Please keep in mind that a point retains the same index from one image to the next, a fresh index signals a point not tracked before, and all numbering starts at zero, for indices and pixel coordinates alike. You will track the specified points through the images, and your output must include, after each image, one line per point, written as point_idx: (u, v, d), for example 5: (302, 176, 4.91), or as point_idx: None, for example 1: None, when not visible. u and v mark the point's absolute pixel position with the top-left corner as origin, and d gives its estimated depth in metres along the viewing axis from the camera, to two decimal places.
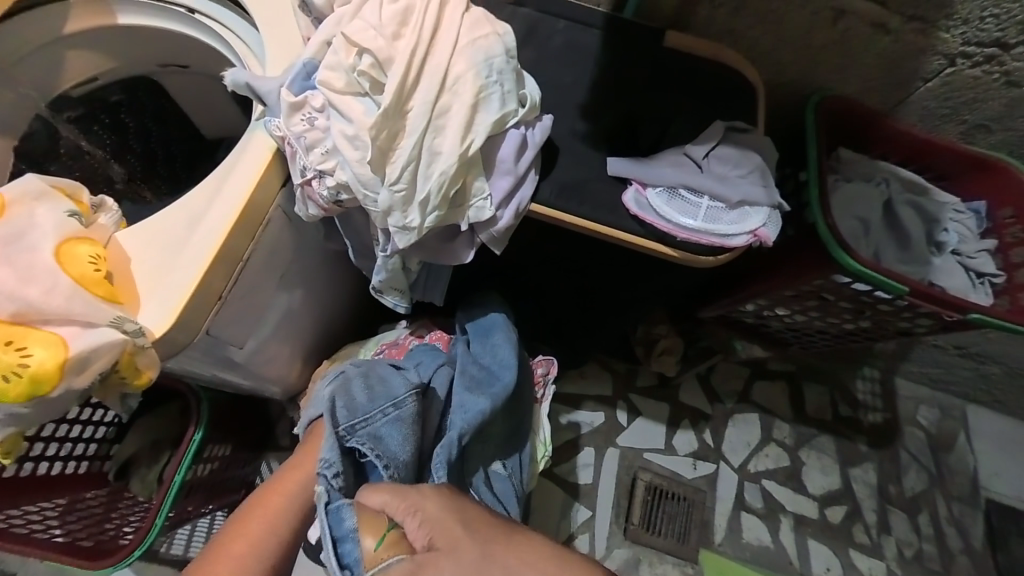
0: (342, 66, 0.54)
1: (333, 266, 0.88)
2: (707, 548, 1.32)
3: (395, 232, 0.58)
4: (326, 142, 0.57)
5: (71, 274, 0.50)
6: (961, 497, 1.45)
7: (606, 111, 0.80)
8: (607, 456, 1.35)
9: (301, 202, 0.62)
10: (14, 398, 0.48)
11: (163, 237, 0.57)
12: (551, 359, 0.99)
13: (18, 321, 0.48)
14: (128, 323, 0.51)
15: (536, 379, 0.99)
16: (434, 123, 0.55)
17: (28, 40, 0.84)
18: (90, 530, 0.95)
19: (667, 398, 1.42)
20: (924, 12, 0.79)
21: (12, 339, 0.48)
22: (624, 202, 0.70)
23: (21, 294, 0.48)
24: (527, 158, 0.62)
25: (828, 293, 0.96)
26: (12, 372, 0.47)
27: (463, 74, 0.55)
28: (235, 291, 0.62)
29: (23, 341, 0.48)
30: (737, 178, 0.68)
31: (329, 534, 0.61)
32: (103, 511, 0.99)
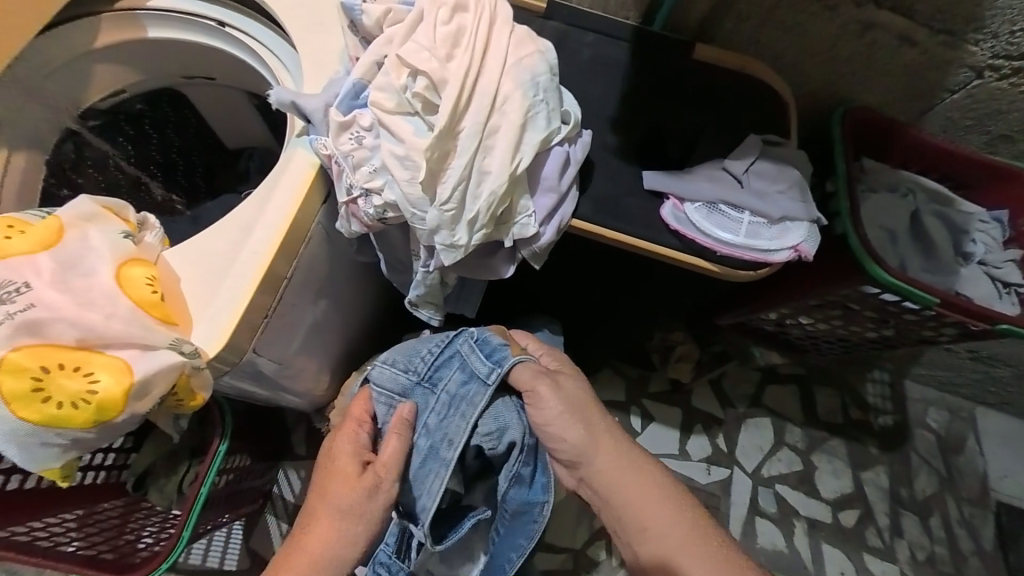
0: (392, 87, 0.54)
1: (361, 277, 0.88)
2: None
3: (441, 249, 0.58)
4: (373, 161, 0.57)
5: (131, 298, 0.50)
6: (971, 498, 1.45)
7: (636, 123, 0.79)
8: None
9: (343, 219, 0.62)
10: (82, 424, 0.49)
11: (211, 256, 0.58)
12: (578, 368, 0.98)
13: (80, 346, 0.48)
14: (185, 345, 0.52)
15: None
16: (484, 143, 0.55)
17: (53, 56, 0.81)
18: (109, 540, 0.94)
19: (680, 403, 1.42)
20: (953, 25, 0.80)
21: (75, 364, 0.48)
22: (662, 216, 0.70)
23: (83, 320, 0.48)
24: (569, 175, 0.62)
25: (853, 302, 0.97)
26: (81, 400, 0.48)
27: (511, 93, 0.55)
28: (278, 308, 0.62)
29: (87, 367, 0.48)
30: (775, 194, 0.69)
31: (477, 353, 0.69)
32: (119, 521, 0.97)
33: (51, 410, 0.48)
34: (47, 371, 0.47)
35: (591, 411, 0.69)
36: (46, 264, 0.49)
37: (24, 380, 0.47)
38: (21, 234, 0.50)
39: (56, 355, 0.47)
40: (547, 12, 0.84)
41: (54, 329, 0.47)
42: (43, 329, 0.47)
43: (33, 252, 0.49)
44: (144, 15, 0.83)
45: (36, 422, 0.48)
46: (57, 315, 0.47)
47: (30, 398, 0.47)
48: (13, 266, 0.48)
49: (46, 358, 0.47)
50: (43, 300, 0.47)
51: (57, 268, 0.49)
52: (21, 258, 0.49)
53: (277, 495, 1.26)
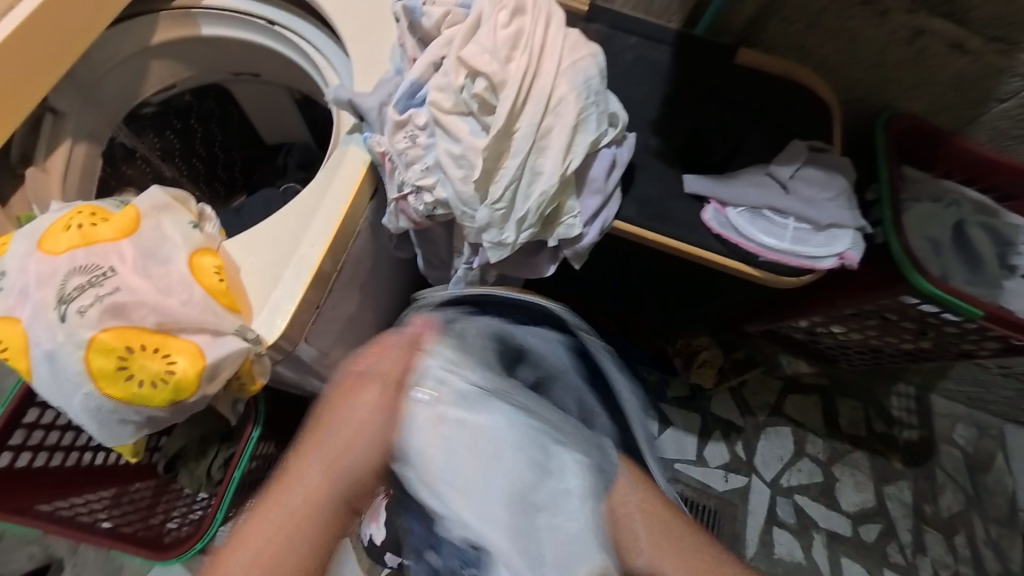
0: (452, 88, 0.55)
1: (397, 273, 0.90)
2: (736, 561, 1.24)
3: (489, 248, 0.59)
4: (426, 159, 0.59)
5: (202, 285, 0.53)
6: (998, 519, 1.42)
7: (679, 127, 0.79)
8: None
9: (391, 215, 0.64)
10: (160, 404, 0.51)
11: (268, 249, 0.60)
12: None
13: (158, 329, 0.50)
14: (249, 333, 0.54)
15: None
16: (538, 144, 0.56)
17: (113, 52, 0.84)
18: (143, 517, 0.95)
19: (700, 408, 1.40)
20: (1009, 33, 0.78)
21: (154, 346, 0.50)
22: (705, 220, 0.70)
23: (162, 305, 0.50)
24: (616, 177, 0.63)
25: (890, 312, 0.95)
26: (159, 381, 0.50)
27: (566, 96, 0.56)
28: (328, 300, 0.64)
29: (165, 349, 0.50)
30: (823, 202, 0.69)
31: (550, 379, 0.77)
32: (152, 501, 0.98)
33: (133, 389, 0.50)
34: (131, 352, 0.49)
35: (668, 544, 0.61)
36: (129, 251, 0.52)
37: (110, 360, 0.49)
38: (105, 222, 0.53)
39: (138, 337, 0.49)
40: (590, 15, 0.85)
41: (138, 313, 0.50)
42: (129, 313, 0.49)
43: (114, 239, 0.52)
44: (200, 13, 0.86)
45: (118, 399, 0.50)
46: (140, 300, 0.50)
47: (114, 377, 0.49)
48: (101, 251, 0.51)
49: (130, 339, 0.49)
50: (127, 285, 0.50)
51: (137, 254, 0.52)
52: (105, 244, 0.51)
53: None
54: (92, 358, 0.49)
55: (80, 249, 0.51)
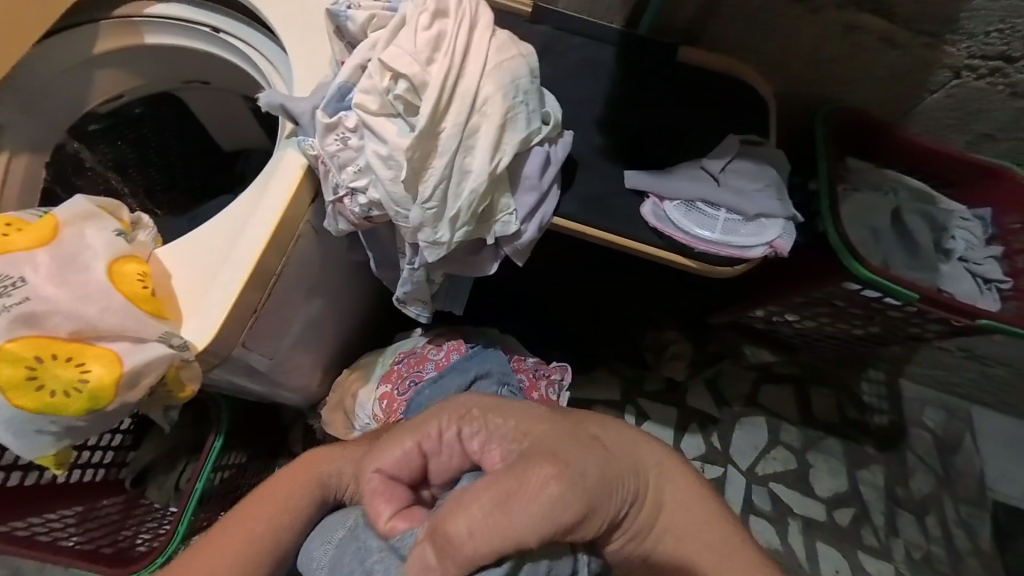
0: (376, 90, 0.56)
1: (354, 276, 0.90)
2: None
3: (425, 247, 0.60)
4: (359, 161, 0.59)
5: (124, 292, 0.52)
6: (968, 498, 1.46)
7: (622, 124, 0.81)
8: None
9: (331, 218, 0.65)
10: (74, 412, 0.51)
11: (202, 255, 0.60)
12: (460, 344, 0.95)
13: (73, 338, 0.50)
14: (175, 339, 0.54)
15: (439, 360, 0.92)
16: (465, 143, 0.57)
17: (53, 64, 0.83)
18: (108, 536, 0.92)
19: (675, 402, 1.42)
20: (932, 27, 0.81)
21: (68, 355, 0.50)
22: (643, 214, 0.72)
23: (78, 313, 0.50)
24: (551, 174, 0.64)
25: (840, 299, 0.98)
26: (74, 389, 0.50)
27: (492, 95, 0.57)
28: (268, 303, 0.64)
29: (78, 356, 0.50)
30: (753, 192, 0.71)
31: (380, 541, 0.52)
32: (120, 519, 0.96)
33: (45, 398, 0.50)
34: (41, 361, 0.49)
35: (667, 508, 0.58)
36: (44, 261, 0.51)
37: (18, 369, 0.49)
38: (20, 232, 0.52)
39: (49, 346, 0.49)
40: (535, 16, 0.86)
41: (51, 321, 0.50)
42: (40, 321, 0.49)
43: (30, 249, 0.51)
44: (143, 21, 0.85)
45: (30, 410, 0.50)
46: (54, 308, 0.50)
47: (23, 386, 0.49)
48: (17, 262, 0.51)
49: (41, 349, 0.49)
50: (38, 294, 0.50)
51: (53, 263, 0.51)
52: (19, 254, 0.51)
53: None
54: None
55: None
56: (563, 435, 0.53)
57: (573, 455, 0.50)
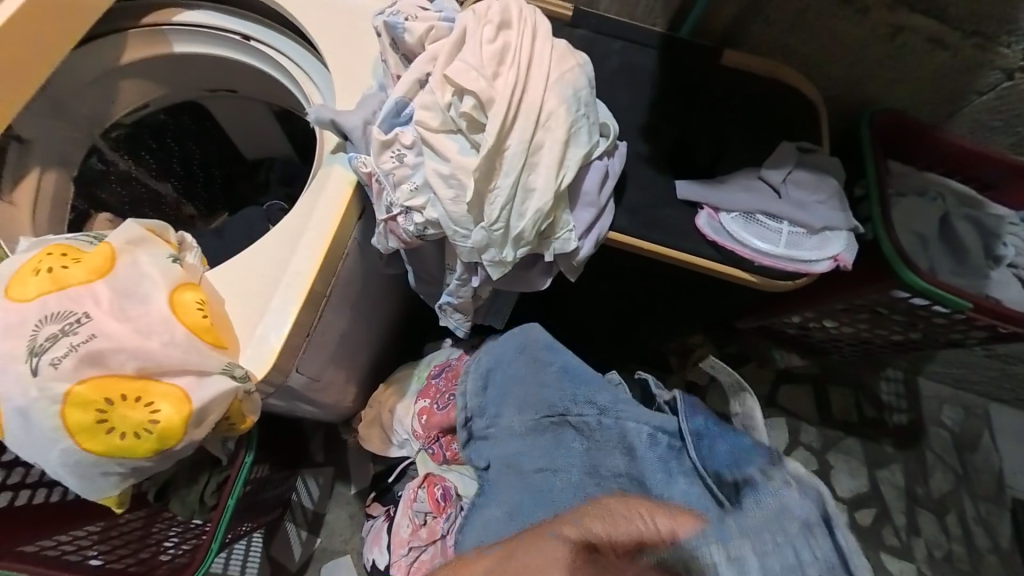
0: (438, 106, 0.54)
1: (388, 290, 0.88)
2: None
3: (489, 266, 0.59)
4: (415, 178, 0.57)
5: (185, 323, 0.51)
6: (987, 496, 1.45)
7: (668, 132, 0.79)
8: None
9: (380, 236, 0.62)
10: (145, 453, 0.50)
11: (254, 278, 0.58)
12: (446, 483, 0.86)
13: (139, 376, 0.49)
14: (236, 369, 0.52)
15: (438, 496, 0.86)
16: (530, 160, 0.55)
17: (82, 74, 0.80)
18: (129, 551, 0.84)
19: None
20: (987, 28, 0.79)
21: (136, 395, 0.49)
22: (699, 226, 0.69)
23: (141, 348, 0.49)
24: (608, 189, 0.62)
25: (880, 305, 0.96)
26: (143, 430, 0.49)
27: (555, 109, 0.55)
28: (319, 325, 0.62)
29: (148, 396, 0.49)
30: (815, 204, 0.68)
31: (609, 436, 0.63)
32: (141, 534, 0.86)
33: (115, 440, 0.49)
34: (110, 403, 0.48)
35: None
36: (104, 292, 0.50)
37: (88, 413, 0.48)
38: (75, 263, 0.51)
39: (117, 386, 0.48)
40: (573, 19, 0.83)
41: (114, 359, 0.48)
42: (104, 359, 0.48)
43: (88, 279, 0.50)
44: (171, 29, 0.82)
45: (98, 453, 0.49)
46: (118, 345, 0.48)
47: (93, 430, 0.48)
48: (77, 295, 0.49)
49: (109, 391, 0.48)
50: (103, 330, 0.48)
51: (113, 296, 0.50)
52: (78, 287, 0.50)
53: (297, 502, 1.26)
54: (70, 413, 0.48)
55: (49, 293, 0.49)
56: None
57: None
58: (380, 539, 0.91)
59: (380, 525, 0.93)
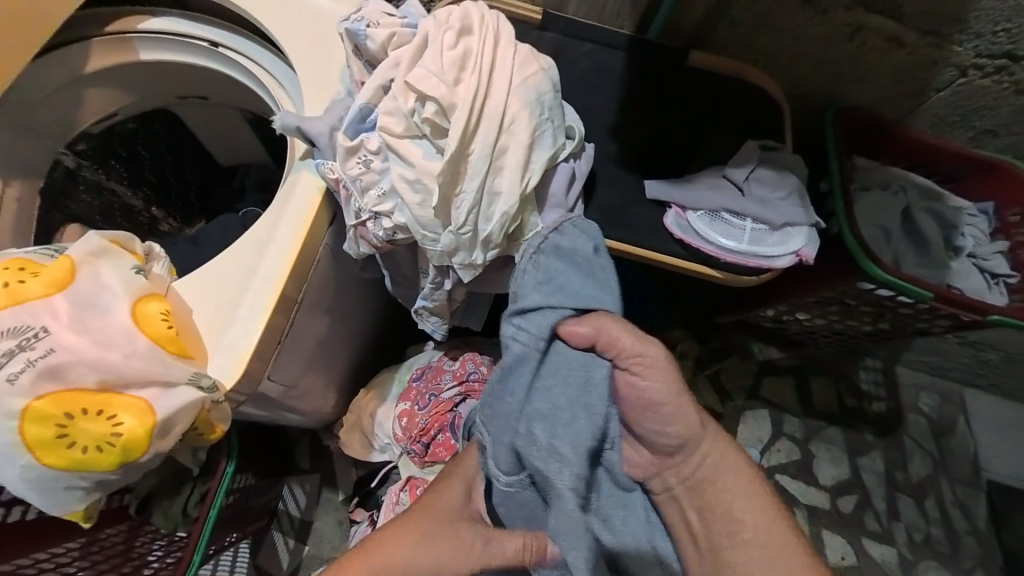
0: (401, 112, 0.55)
1: (366, 295, 0.88)
2: None
3: (459, 268, 0.60)
4: (382, 184, 0.58)
5: (148, 334, 0.52)
6: (964, 479, 1.50)
7: (637, 133, 0.80)
8: None
9: (351, 241, 0.62)
10: (108, 466, 0.51)
11: (221, 286, 0.58)
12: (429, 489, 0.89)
13: (100, 389, 0.50)
14: (203, 380, 0.53)
15: None
16: (494, 164, 0.55)
17: (44, 83, 0.79)
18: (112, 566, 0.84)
19: None
20: (940, 27, 0.82)
21: (98, 408, 0.49)
22: (667, 225, 0.71)
23: (103, 362, 0.49)
24: (576, 190, 0.63)
25: (850, 298, 0.99)
26: (105, 443, 0.49)
27: (518, 113, 0.56)
28: (291, 332, 0.62)
29: (109, 409, 0.50)
30: (777, 201, 0.70)
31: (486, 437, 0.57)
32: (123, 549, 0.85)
33: (76, 454, 0.49)
34: (71, 417, 0.49)
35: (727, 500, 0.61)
36: (61, 306, 0.50)
37: (48, 427, 0.48)
38: (33, 277, 0.51)
39: (77, 401, 0.49)
40: (543, 23, 0.84)
41: (75, 372, 0.49)
42: (64, 373, 0.49)
43: (46, 293, 0.50)
44: (136, 37, 0.81)
45: (60, 466, 0.49)
46: (79, 358, 0.49)
47: (55, 444, 0.49)
48: (36, 309, 0.50)
49: (69, 405, 0.48)
50: (62, 344, 0.49)
51: (72, 309, 0.50)
52: (35, 301, 0.50)
53: (284, 511, 1.24)
54: (31, 429, 0.48)
55: (7, 309, 0.49)
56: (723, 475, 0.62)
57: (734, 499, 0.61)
58: None
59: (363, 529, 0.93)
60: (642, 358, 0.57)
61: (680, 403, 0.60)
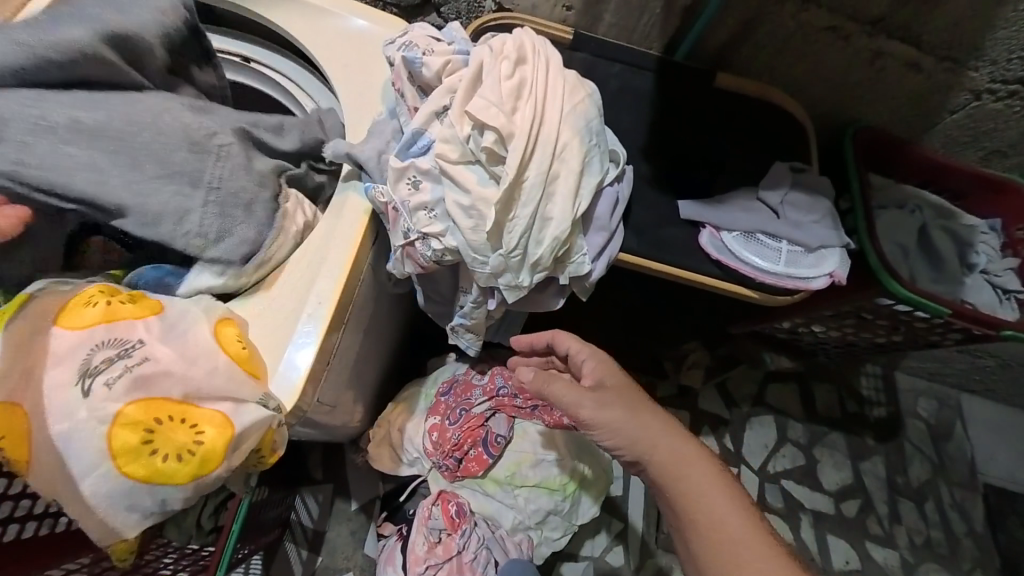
0: (457, 139, 0.56)
1: (395, 310, 0.88)
2: None
3: (505, 290, 0.60)
4: (433, 207, 0.59)
5: (229, 352, 0.53)
6: (961, 482, 1.53)
7: (668, 154, 0.82)
8: None
9: (397, 261, 0.63)
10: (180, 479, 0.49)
11: (277, 309, 0.60)
12: (463, 500, 0.90)
13: (183, 400, 0.50)
14: (270, 400, 0.54)
15: (450, 521, 0.88)
16: (547, 190, 0.57)
17: None
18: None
19: (687, 406, 1.44)
20: (957, 53, 0.85)
21: (182, 416, 0.50)
22: (701, 245, 0.72)
23: (189, 377, 0.51)
24: (619, 213, 0.65)
25: (866, 311, 1.02)
26: (186, 453, 0.49)
27: (569, 141, 0.57)
28: (337, 353, 0.64)
29: (192, 420, 0.50)
30: (811, 224, 0.72)
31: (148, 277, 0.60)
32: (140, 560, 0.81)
33: (156, 464, 0.48)
34: (160, 425, 0.49)
35: (680, 490, 0.63)
36: (153, 323, 0.52)
37: (137, 433, 0.48)
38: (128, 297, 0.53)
39: (163, 408, 0.49)
40: (574, 44, 0.86)
41: (163, 386, 0.50)
42: (152, 385, 0.49)
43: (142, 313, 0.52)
44: None
45: (138, 478, 0.48)
46: (168, 372, 0.50)
47: (138, 451, 0.48)
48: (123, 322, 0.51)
49: (160, 411, 0.49)
50: (154, 355, 0.50)
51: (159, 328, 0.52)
52: (127, 318, 0.51)
53: (297, 521, 1.24)
54: (117, 435, 0.47)
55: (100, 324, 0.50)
56: (676, 467, 0.64)
57: (687, 489, 0.63)
58: (394, 558, 0.91)
59: (392, 544, 0.94)
60: (577, 413, 0.67)
61: (621, 426, 0.65)
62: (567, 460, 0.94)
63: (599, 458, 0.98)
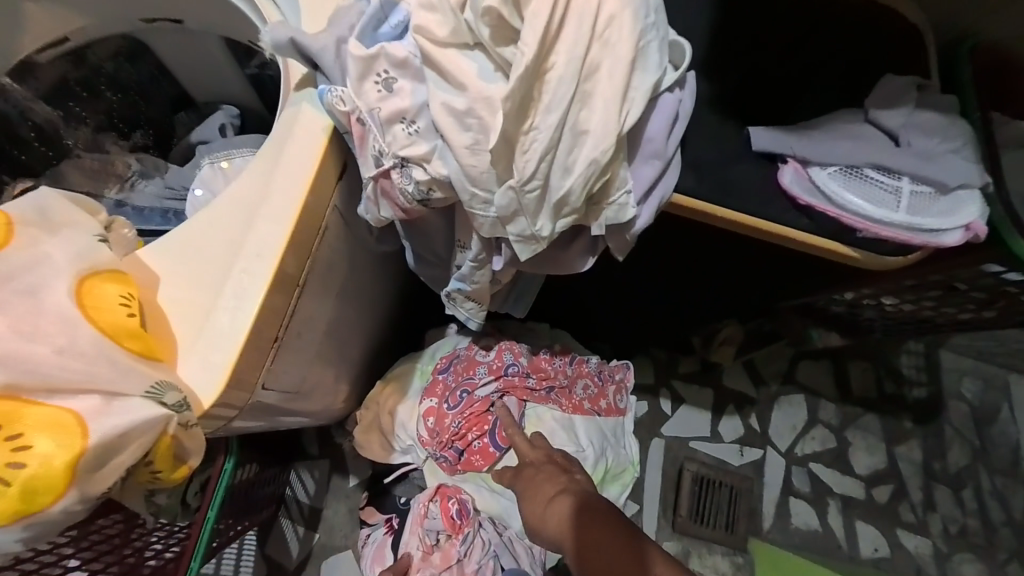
0: (447, 7, 0.39)
1: (380, 274, 0.71)
2: (755, 536, 1.19)
3: (516, 243, 0.43)
4: (418, 119, 0.41)
5: (99, 324, 0.41)
6: (1003, 468, 1.27)
7: (741, 68, 0.60)
8: (651, 447, 1.23)
9: (369, 202, 0.45)
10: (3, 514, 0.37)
11: (202, 266, 0.45)
12: (465, 495, 0.77)
13: (12, 397, 0.38)
14: (168, 395, 0.41)
15: (453, 524, 0.75)
16: (581, 88, 0.38)
17: None
18: None
19: (711, 383, 1.28)
20: None
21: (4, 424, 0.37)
22: (785, 187, 0.53)
23: (27, 354, 0.38)
24: (678, 136, 0.46)
25: (960, 281, 0.82)
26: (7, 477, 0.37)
27: (618, 13, 0.38)
28: (293, 323, 0.49)
29: (20, 430, 0.37)
30: (944, 154, 0.52)
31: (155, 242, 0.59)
32: None
33: None
34: None
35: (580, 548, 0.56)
36: None
37: None
38: None
39: None
40: None
41: None
42: None
43: None
44: None
45: None
46: None
47: None
48: None
49: None
50: None
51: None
52: None
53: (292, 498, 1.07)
54: None
55: None
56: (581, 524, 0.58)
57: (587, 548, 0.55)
58: (385, 556, 0.79)
59: (383, 539, 0.81)
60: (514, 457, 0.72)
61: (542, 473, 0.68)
62: (589, 451, 0.81)
63: (623, 450, 0.87)
